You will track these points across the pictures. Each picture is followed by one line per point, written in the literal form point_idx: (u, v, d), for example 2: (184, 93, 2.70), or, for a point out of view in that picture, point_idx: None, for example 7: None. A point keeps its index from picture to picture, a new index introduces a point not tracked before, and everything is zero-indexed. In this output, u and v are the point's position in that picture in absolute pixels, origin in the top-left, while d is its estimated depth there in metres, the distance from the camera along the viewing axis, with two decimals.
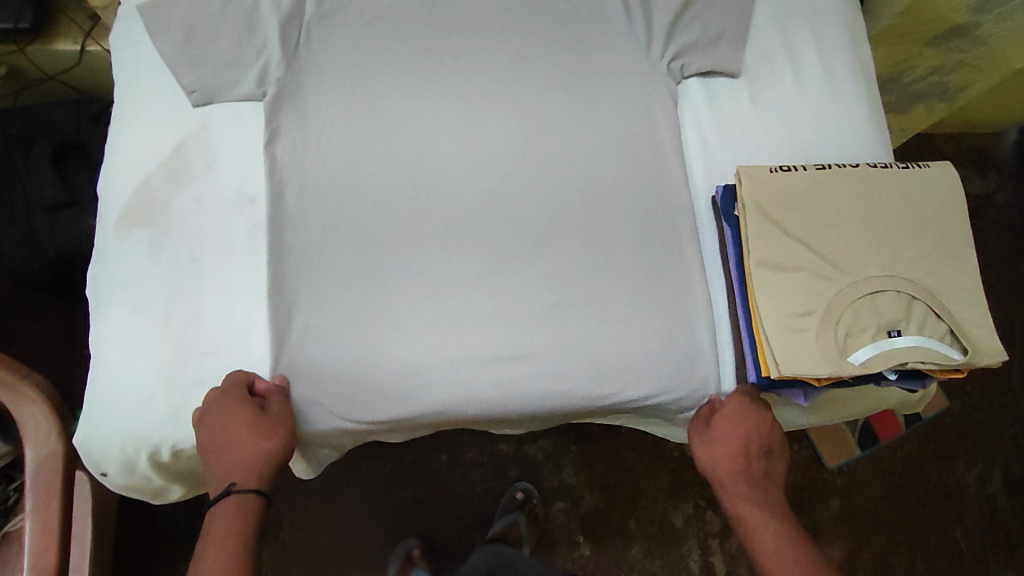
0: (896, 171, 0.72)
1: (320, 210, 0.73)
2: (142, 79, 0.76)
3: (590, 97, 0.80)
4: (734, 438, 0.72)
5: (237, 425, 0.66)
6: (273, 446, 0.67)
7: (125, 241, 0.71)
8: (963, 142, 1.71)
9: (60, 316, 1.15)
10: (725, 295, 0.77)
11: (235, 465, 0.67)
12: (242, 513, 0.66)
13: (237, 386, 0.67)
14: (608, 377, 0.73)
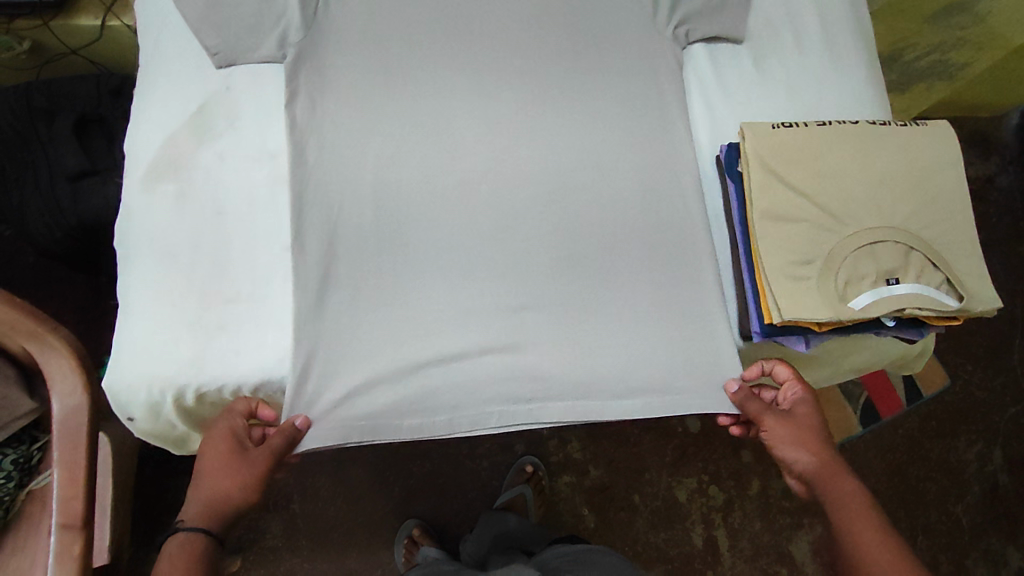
0: (895, 128, 0.74)
1: (339, 167, 0.76)
2: (167, 42, 0.79)
3: (597, 62, 0.83)
4: (809, 416, 0.77)
5: (217, 453, 0.70)
6: (236, 490, 0.69)
7: (150, 194, 0.74)
8: (966, 125, 1.73)
9: (81, 286, 1.18)
10: (729, 251, 0.79)
11: (199, 499, 0.69)
12: (187, 547, 0.66)
13: (234, 421, 0.72)
14: (615, 329, 0.76)
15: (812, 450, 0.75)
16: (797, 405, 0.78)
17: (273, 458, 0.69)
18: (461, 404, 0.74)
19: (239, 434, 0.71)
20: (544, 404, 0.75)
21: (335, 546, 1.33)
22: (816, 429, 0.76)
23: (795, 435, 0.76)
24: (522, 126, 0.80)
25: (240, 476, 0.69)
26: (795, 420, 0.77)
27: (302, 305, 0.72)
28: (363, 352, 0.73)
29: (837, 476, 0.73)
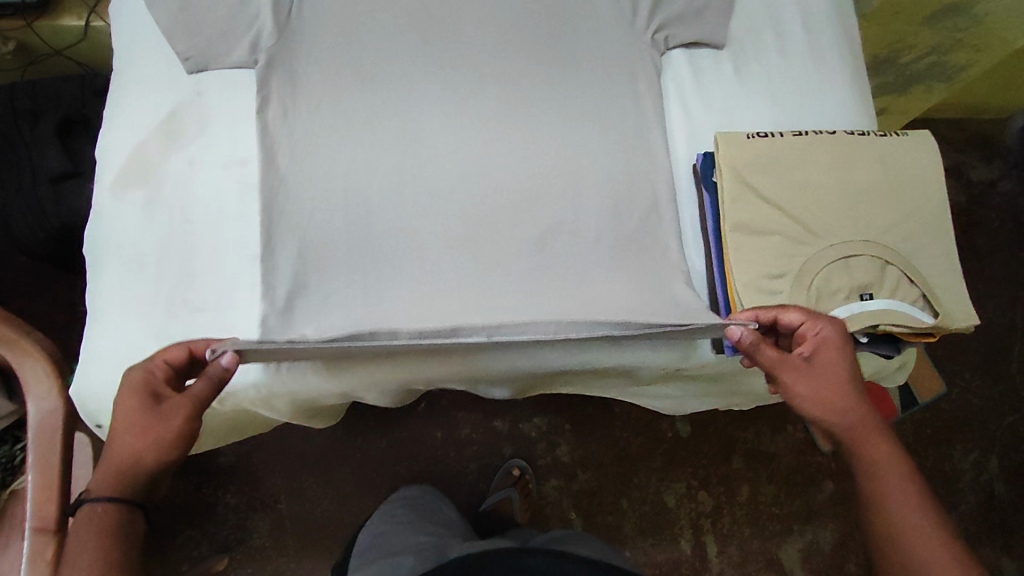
0: (874, 138, 0.73)
1: (310, 173, 0.75)
2: (139, 46, 0.78)
3: (576, 67, 0.82)
4: (839, 363, 0.65)
5: (128, 409, 0.65)
6: (148, 451, 0.65)
7: (120, 201, 0.73)
8: (966, 129, 1.70)
9: (63, 285, 1.18)
10: (703, 262, 0.79)
11: (106, 468, 0.66)
12: (100, 520, 0.63)
13: (152, 372, 0.66)
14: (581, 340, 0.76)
15: (844, 407, 0.65)
16: (828, 354, 0.65)
17: (191, 409, 0.66)
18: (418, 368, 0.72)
19: (156, 384, 0.66)
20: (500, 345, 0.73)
21: (321, 548, 1.33)
22: (846, 379, 0.65)
23: (824, 390, 0.65)
24: (496, 132, 0.79)
25: (151, 437, 0.65)
26: (822, 370, 0.65)
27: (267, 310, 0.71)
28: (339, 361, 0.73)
29: (873, 440, 0.64)
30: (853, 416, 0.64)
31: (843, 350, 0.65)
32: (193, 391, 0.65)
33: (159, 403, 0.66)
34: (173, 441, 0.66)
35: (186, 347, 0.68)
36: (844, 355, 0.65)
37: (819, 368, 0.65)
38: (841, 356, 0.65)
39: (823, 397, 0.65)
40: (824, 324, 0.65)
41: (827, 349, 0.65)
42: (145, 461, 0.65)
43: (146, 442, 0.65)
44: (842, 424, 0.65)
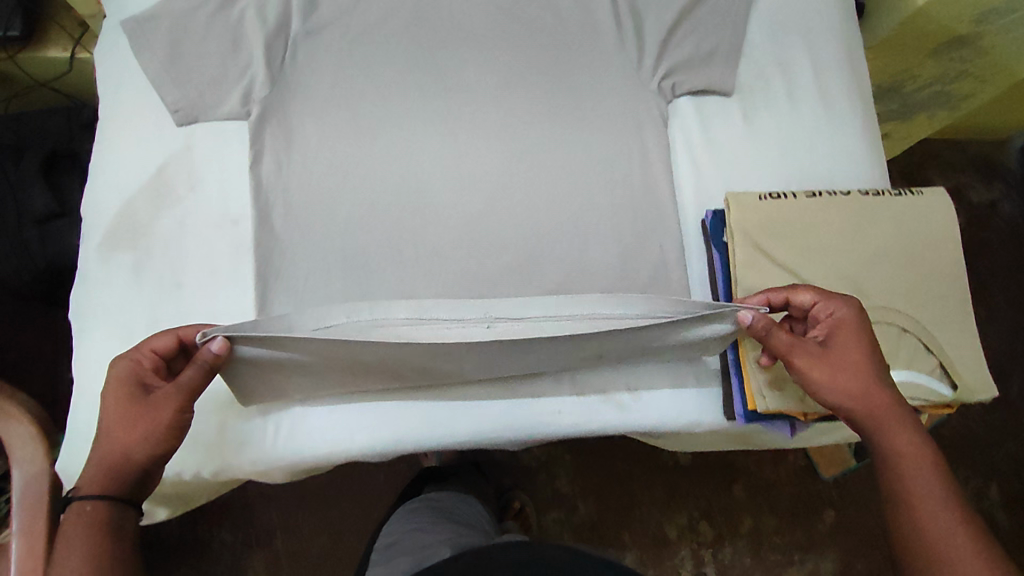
0: (890, 197, 0.71)
1: (305, 231, 0.73)
2: (125, 98, 0.75)
3: (579, 116, 0.79)
4: (855, 343, 0.63)
5: (113, 406, 0.62)
6: (139, 445, 0.61)
7: (106, 263, 0.71)
8: (965, 150, 1.70)
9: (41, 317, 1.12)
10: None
11: (94, 466, 0.61)
12: (88, 520, 0.59)
13: (139, 364, 0.63)
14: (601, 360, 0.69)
15: (865, 390, 0.62)
16: (843, 337, 0.64)
17: (182, 398, 0.62)
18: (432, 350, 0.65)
19: (144, 377, 0.63)
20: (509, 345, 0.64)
21: None
22: (864, 360, 0.63)
23: (843, 372, 0.63)
24: (499, 185, 0.77)
25: (140, 432, 0.61)
26: (838, 351, 0.63)
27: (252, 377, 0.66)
28: (336, 431, 0.69)
29: (894, 421, 0.62)
30: (875, 399, 0.62)
31: (859, 335, 0.63)
32: (182, 379, 0.61)
33: (148, 395, 0.62)
34: (166, 431, 0.62)
35: (175, 337, 0.64)
36: (860, 336, 0.63)
37: (835, 352, 0.63)
38: (855, 336, 0.63)
39: (842, 379, 0.63)
40: (837, 304, 0.65)
41: (841, 333, 0.64)
42: (135, 456, 0.61)
43: (135, 435, 0.61)
44: (863, 407, 0.62)
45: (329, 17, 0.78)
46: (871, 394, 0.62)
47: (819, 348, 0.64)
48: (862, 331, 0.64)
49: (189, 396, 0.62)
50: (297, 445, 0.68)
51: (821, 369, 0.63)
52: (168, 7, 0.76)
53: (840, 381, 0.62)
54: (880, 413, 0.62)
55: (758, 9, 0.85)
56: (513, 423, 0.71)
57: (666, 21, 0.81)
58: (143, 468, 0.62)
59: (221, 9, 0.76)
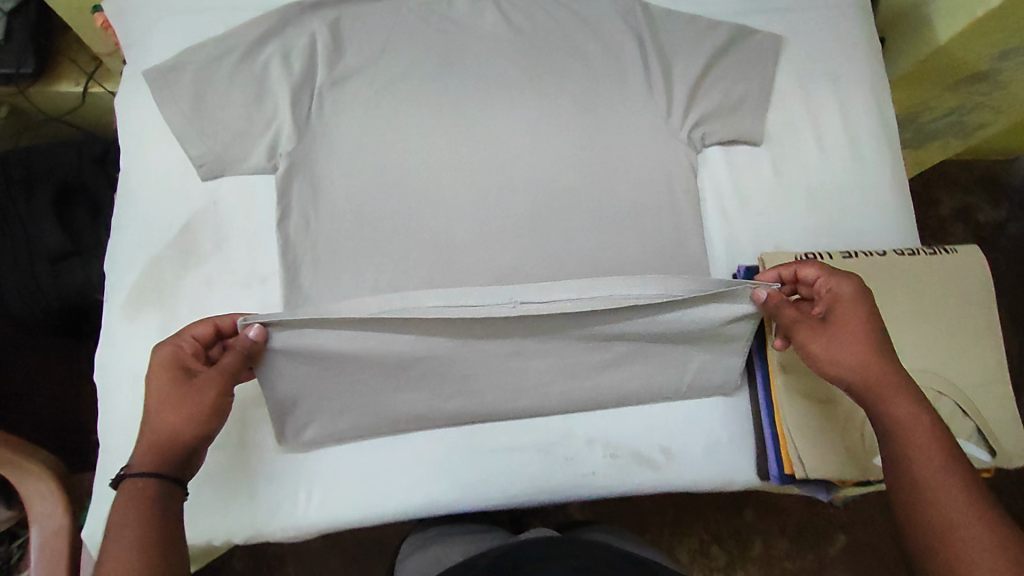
0: (924, 257, 0.72)
1: (334, 287, 0.72)
2: (149, 151, 0.74)
3: (609, 166, 0.78)
4: (855, 316, 0.61)
5: (154, 390, 0.58)
6: (185, 425, 0.57)
7: (133, 323, 0.70)
8: (972, 168, 1.68)
9: (61, 351, 1.07)
10: (748, 387, 0.75)
11: (138, 450, 0.57)
12: (139, 502, 0.53)
13: (179, 349, 0.60)
14: (630, 358, 0.71)
15: (867, 361, 0.59)
16: (843, 309, 0.62)
17: (227, 379, 0.60)
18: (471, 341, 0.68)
19: (185, 360, 0.60)
20: (540, 320, 0.67)
21: None
22: (867, 335, 0.60)
23: (841, 344, 0.60)
24: (529, 239, 0.76)
25: (187, 411, 0.58)
26: (839, 323, 0.61)
27: (295, 435, 0.68)
28: (369, 495, 0.68)
29: (894, 394, 0.58)
30: (878, 369, 0.59)
31: (861, 307, 0.62)
32: (226, 361, 0.60)
33: (190, 376, 0.59)
34: (213, 411, 0.59)
35: (215, 324, 0.64)
36: (863, 311, 0.61)
37: (837, 325, 0.61)
38: (857, 309, 0.62)
39: (840, 348, 0.60)
40: (841, 281, 0.64)
41: (843, 305, 0.62)
42: (183, 437, 0.57)
43: (183, 414, 0.57)
44: (860, 375, 0.59)
45: (355, 66, 0.77)
46: (870, 364, 0.59)
47: (820, 322, 0.63)
48: (866, 304, 0.62)
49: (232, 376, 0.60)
50: (330, 511, 0.68)
51: (819, 341, 0.61)
52: (192, 55, 0.75)
53: (840, 354, 0.60)
54: (880, 385, 0.58)
55: (785, 56, 0.85)
56: (548, 488, 0.70)
57: (695, 69, 0.81)
58: (190, 449, 0.58)
59: (245, 59, 0.75)
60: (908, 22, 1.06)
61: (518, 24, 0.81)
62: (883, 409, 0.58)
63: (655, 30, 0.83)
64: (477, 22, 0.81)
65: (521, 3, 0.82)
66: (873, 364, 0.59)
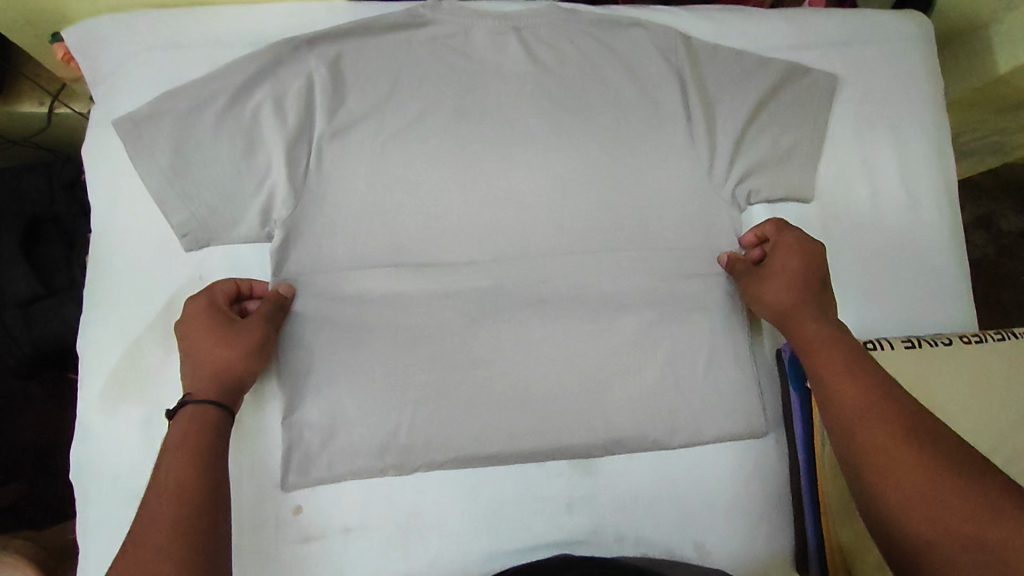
0: (990, 344, 0.67)
1: (337, 374, 0.63)
2: (124, 214, 0.65)
3: (642, 228, 0.70)
4: (785, 259, 0.64)
5: (201, 332, 0.58)
6: (236, 359, 0.58)
7: (113, 416, 0.63)
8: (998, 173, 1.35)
9: (43, 391, 1.00)
10: (789, 477, 0.70)
11: (190, 381, 0.56)
12: (198, 425, 0.53)
13: (216, 296, 0.60)
14: (656, 411, 0.67)
15: (782, 296, 0.63)
16: (778, 255, 0.65)
17: (270, 322, 0.60)
18: (490, 413, 0.65)
19: (223, 307, 0.60)
20: (556, 319, 0.67)
21: None
22: (793, 275, 0.63)
23: (764, 285, 0.64)
24: (555, 315, 0.67)
25: (238, 346, 0.58)
26: (770, 266, 0.65)
27: (304, 519, 0.63)
28: None
29: (803, 322, 0.61)
30: (794, 301, 0.62)
31: (796, 250, 0.64)
32: (267, 307, 0.60)
33: (235, 318, 0.59)
34: (258, 348, 0.59)
35: (246, 283, 0.63)
36: (792, 255, 0.64)
37: (768, 268, 0.65)
38: (789, 252, 0.65)
39: (763, 290, 0.64)
40: (782, 229, 0.66)
41: (781, 250, 0.65)
42: (236, 370, 0.57)
43: (234, 349, 0.58)
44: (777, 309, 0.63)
45: (360, 113, 0.67)
46: (787, 300, 0.62)
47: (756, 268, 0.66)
48: (802, 249, 0.65)
49: (271, 322, 0.60)
50: None
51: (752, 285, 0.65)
52: (170, 100, 0.64)
53: (767, 295, 0.64)
54: (794, 315, 0.62)
55: (840, 98, 0.76)
56: None
57: (742, 113, 0.72)
58: (241, 382, 0.58)
59: (233, 105, 0.65)
60: (959, 45, 0.96)
61: (544, 59, 0.72)
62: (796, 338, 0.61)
63: (698, 68, 0.73)
64: (498, 58, 0.71)
65: (547, 35, 0.72)
66: (790, 298, 0.62)
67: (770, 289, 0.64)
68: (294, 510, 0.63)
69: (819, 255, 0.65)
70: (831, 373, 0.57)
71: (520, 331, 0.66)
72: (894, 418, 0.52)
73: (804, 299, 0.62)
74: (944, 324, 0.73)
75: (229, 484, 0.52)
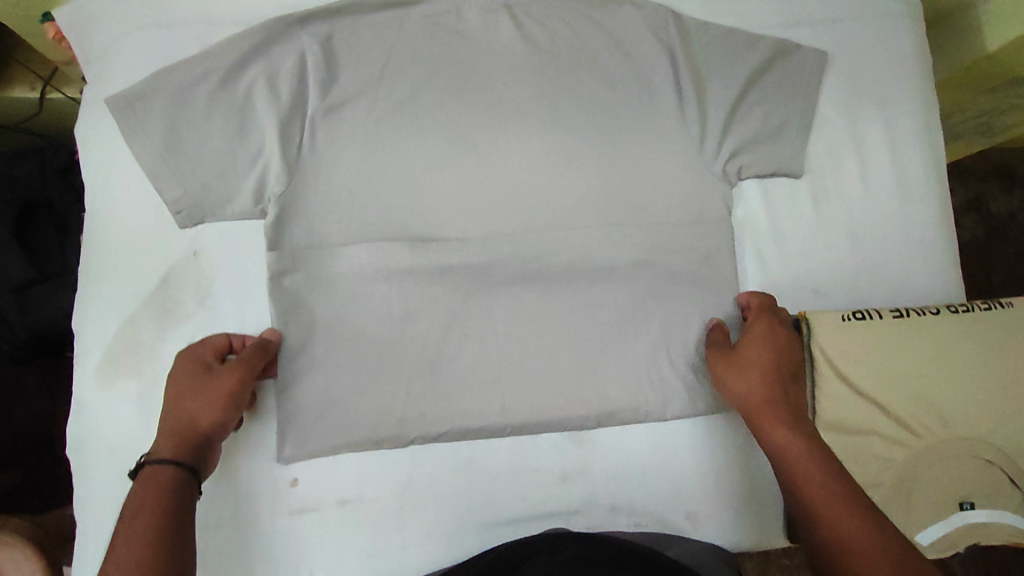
0: (981, 314, 0.66)
1: (332, 350, 0.64)
2: (117, 192, 0.66)
3: (633, 204, 0.70)
4: (759, 348, 0.63)
5: (178, 386, 0.58)
6: (208, 415, 0.57)
7: (109, 392, 0.63)
8: (987, 156, 1.35)
9: (39, 377, 1.00)
10: None
11: (160, 439, 0.56)
12: (157, 489, 0.52)
13: (200, 347, 0.60)
14: (648, 384, 0.68)
15: (755, 387, 0.61)
16: (752, 340, 0.64)
17: (247, 371, 0.59)
18: (483, 387, 0.66)
19: (204, 359, 0.60)
20: (549, 293, 0.68)
21: None
22: (766, 367, 0.62)
23: (736, 373, 0.62)
24: (547, 290, 0.68)
25: (209, 398, 0.57)
26: (743, 353, 0.63)
27: (300, 491, 0.63)
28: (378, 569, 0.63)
29: (774, 417, 0.59)
30: (766, 395, 0.61)
31: (769, 341, 0.64)
32: (243, 356, 0.59)
33: (211, 370, 0.59)
34: (231, 402, 0.58)
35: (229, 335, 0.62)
36: (765, 344, 0.63)
37: (742, 353, 0.63)
38: (763, 339, 0.64)
39: (736, 377, 0.62)
40: (758, 314, 0.66)
41: (749, 340, 0.64)
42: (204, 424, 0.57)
43: (206, 405, 0.57)
44: (748, 401, 0.61)
45: (352, 90, 0.67)
46: (759, 393, 0.61)
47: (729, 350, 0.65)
48: (776, 338, 0.64)
49: (252, 371, 0.59)
50: None
51: (725, 367, 0.63)
52: (163, 78, 0.64)
53: (738, 382, 0.62)
54: (766, 410, 0.60)
55: (829, 75, 0.77)
56: None
57: (733, 89, 0.72)
58: (210, 438, 0.57)
59: (225, 83, 0.65)
60: (949, 24, 0.97)
61: (535, 37, 0.72)
62: (768, 436, 0.59)
63: (689, 45, 0.73)
64: (490, 36, 0.71)
65: (539, 12, 0.72)
66: (761, 390, 0.61)
67: (741, 379, 0.62)
68: (290, 483, 0.64)
69: (794, 347, 0.64)
70: (809, 479, 0.54)
71: (512, 307, 0.67)
72: (878, 533, 0.49)
73: (773, 396, 0.60)
74: (931, 297, 0.74)
75: (184, 552, 0.50)
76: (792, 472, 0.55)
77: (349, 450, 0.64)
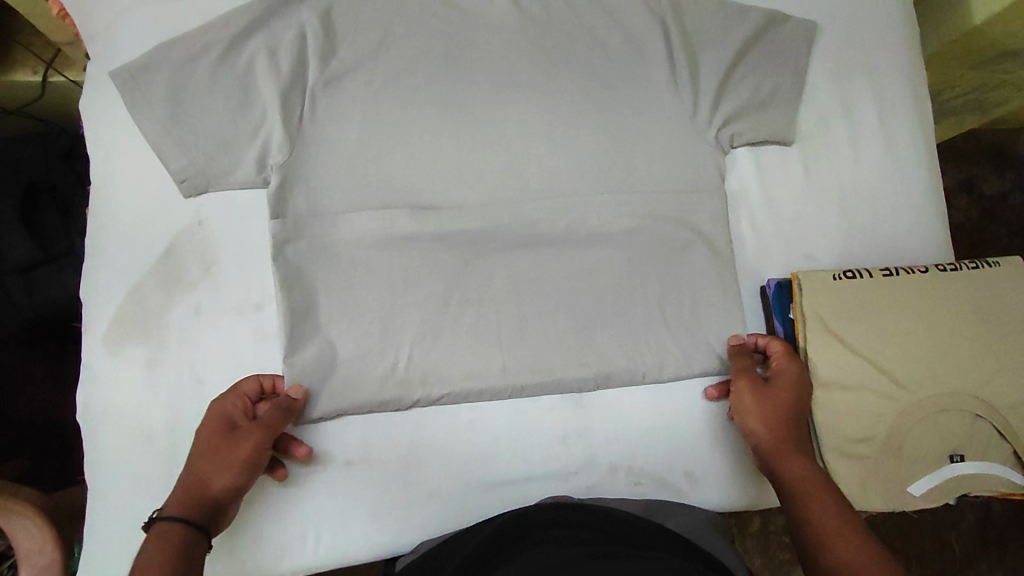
0: (968, 273, 0.68)
1: (336, 315, 0.66)
2: (123, 164, 0.67)
3: (628, 171, 0.72)
4: (784, 391, 0.64)
5: (203, 439, 0.59)
6: (226, 476, 0.58)
7: (117, 358, 0.65)
8: (980, 137, 1.36)
9: (46, 358, 1.01)
10: None
11: (177, 492, 0.57)
12: (167, 548, 0.53)
13: (229, 400, 0.62)
14: (644, 346, 0.69)
15: (774, 425, 0.63)
16: (779, 381, 0.65)
17: (269, 435, 0.60)
18: (483, 351, 0.67)
19: (232, 416, 0.61)
20: (546, 259, 0.70)
21: None
22: (789, 410, 0.63)
23: (756, 406, 0.63)
24: (544, 257, 0.70)
25: (228, 459, 0.58)
26: (767, 392, 0.64)
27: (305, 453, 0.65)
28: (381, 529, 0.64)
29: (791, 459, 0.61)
30: (785, 436, 0.62)
31: (796, 385, 0.65)
32: (268, 419, 0.60)
33: (236, 430, 0.60)
34: (251, 466, 0.59)
35: (260, 385, 0.63)
36: (791, 387, 0.64)
37: (768, 391, 0.64)
38: (789, 382, 0.65)
39: (758, 412, 0.63)
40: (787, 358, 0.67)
41: (781, 378, 0.65)
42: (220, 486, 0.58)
43: (226, 465, 0.58)
44: (767, 439, 0.62)
45: (351, 61, 0.69)
46: (780, 432, 0.62)
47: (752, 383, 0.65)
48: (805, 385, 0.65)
49: (272, 431, 0.60)
50: (343, 549, 0.64)
51: (748, 398, 0.64)
52: (165, 50, 0.65)
53: (757, 417, 0.63)
54: (786, 452, 0.61)
55: (818, 46, 0.78)
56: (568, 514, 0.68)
57: (725, 58, 0.73)
58: (223, 500, 0.58)
59: (227, 55, 0.66)
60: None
61: (530, 9, 0.73)
62: (785, 476, 0.60)
63: (683, 16, 0.74)
64: (485, 8, 0.72)
65: None
66: (779, 430, 0.62)
67: (762, 415, 0.63)
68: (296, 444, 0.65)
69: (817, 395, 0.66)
70: (826, 526, 0.55)
71: (511, 272, 0.69)
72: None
73: (792, 434, 0.62)
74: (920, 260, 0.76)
75: None
76: (809, 515, 0.57)
77: (353, 412, 0.65)
